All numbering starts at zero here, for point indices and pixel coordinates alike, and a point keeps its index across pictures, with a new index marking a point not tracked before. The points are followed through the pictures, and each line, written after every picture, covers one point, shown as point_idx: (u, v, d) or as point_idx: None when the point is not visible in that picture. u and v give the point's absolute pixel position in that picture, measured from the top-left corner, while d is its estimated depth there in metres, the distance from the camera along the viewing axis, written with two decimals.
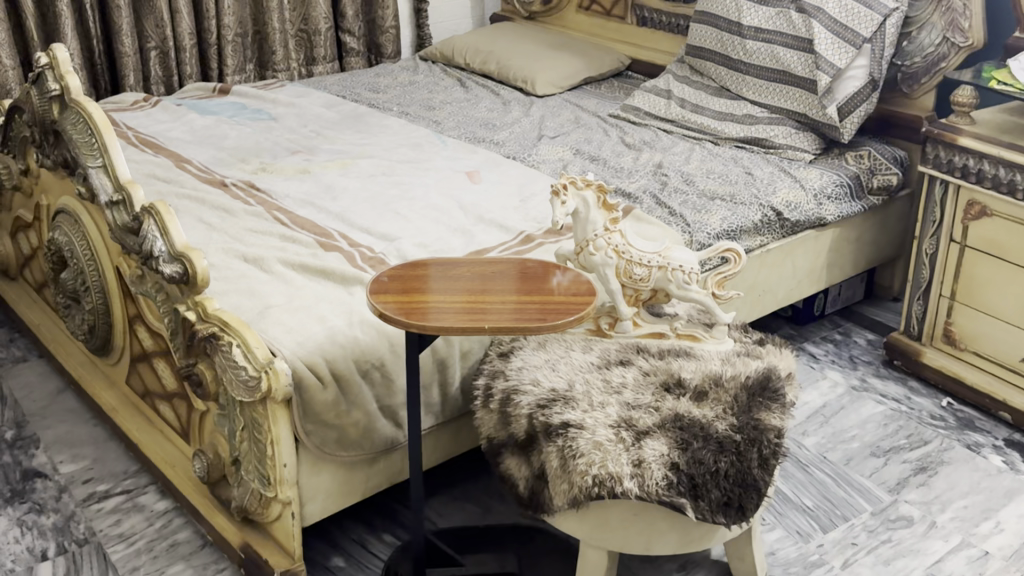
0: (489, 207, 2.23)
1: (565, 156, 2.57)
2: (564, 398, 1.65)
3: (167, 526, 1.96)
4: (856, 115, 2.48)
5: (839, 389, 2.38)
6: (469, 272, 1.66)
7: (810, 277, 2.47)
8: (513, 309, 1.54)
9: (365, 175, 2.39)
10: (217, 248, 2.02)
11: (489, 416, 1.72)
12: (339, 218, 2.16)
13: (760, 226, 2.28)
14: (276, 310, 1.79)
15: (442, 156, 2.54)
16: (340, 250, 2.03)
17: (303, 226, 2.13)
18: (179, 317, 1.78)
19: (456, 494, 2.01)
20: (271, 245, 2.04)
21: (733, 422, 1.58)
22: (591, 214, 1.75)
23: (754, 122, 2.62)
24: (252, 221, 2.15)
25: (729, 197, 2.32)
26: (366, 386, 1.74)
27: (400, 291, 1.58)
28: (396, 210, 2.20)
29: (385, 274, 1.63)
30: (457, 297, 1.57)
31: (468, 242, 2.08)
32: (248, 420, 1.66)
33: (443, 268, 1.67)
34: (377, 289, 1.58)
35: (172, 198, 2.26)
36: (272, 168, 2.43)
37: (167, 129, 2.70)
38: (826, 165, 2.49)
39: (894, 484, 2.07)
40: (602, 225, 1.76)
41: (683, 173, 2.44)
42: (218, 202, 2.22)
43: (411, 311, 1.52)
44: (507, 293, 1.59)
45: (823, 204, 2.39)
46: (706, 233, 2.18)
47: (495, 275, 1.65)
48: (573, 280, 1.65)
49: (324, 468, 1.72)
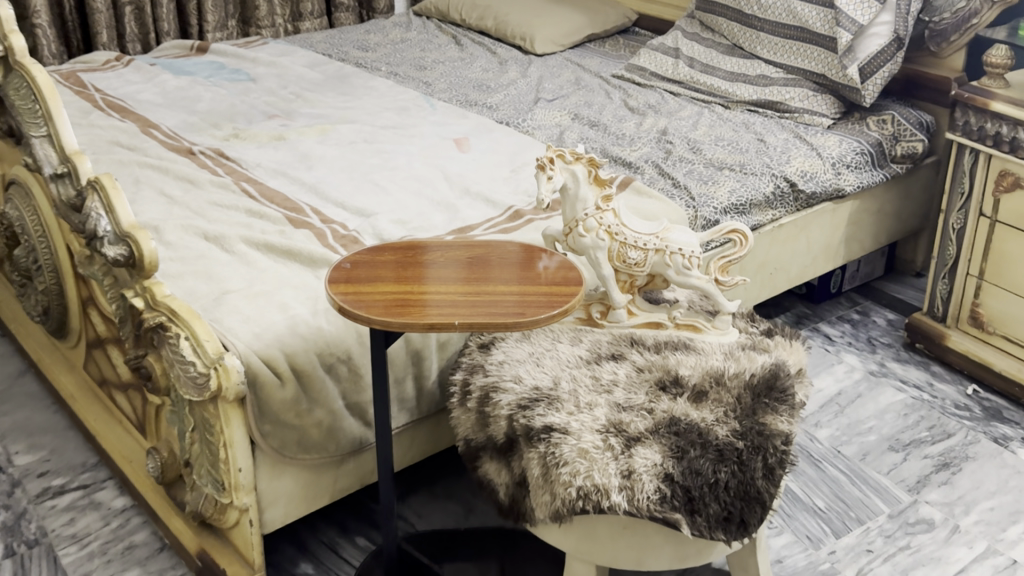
0: (476, 177, 2.05)
1: (563, 121, 2.38)
2: (548, 398, 1.48)
3: (124, 526, 1.82)
4: (880, 76, 2.27)
5: (855, 374, 2.21)
6: (444, 256, 1.48)
7: (827, 253, 2.28)
8: (490, 301, 1.37)
9: (345, 143, 2.22)
10: (176, 225, 1.85)
11: (466, 416, 1.55)
12: (313, 190, 1.99)
13: (772, 199, 2.10)
14: (234, 297, 1.63)
15: (430, 121, 2.35)
16: (310, 227, 1.86)
17: (272, 199, 1.96)
18: (127, 304, 1.63)
19: (438, 492, 1.86)
20: (235, 222, 1.87)
21: (735, 427, 1.41)
22: (581, 191, 1.57)
23: (769, 84, 2.42)
24: (218, 194, 1.98)
25: (739, 167, 2.13)
26: (332, 381, 1.58)
27: (365, 279, 1.40)
28: (376, 181, 2.02)
29: (349, 259, 1.45)
30: (430, 287, 1.39)
31: (450, 218, 1.90)
32: (199, 419, 1.51)
33: (413, 251, 1.50)
34: (339, 277, 1.41)
35: (135, 168, 2.09)
36: (245, 134, 2.26)
37: (138, 91, 2.53)
38: (847, 131, 2.30)
39: (914, 482, 1.90)
40: (593, 203, 1.59)
41: (689, 140, 2.26)
42: (183, 172, 2.05)
43: (377, 304, 1.34)
44: (484, 282, 1.42)
45: (841, 173, 2.20)
46: (712, 208, 2.00)
47: (472, 260, 1.48)
48: (560, 267, 1.48)
49: (286, 471, 1.57)
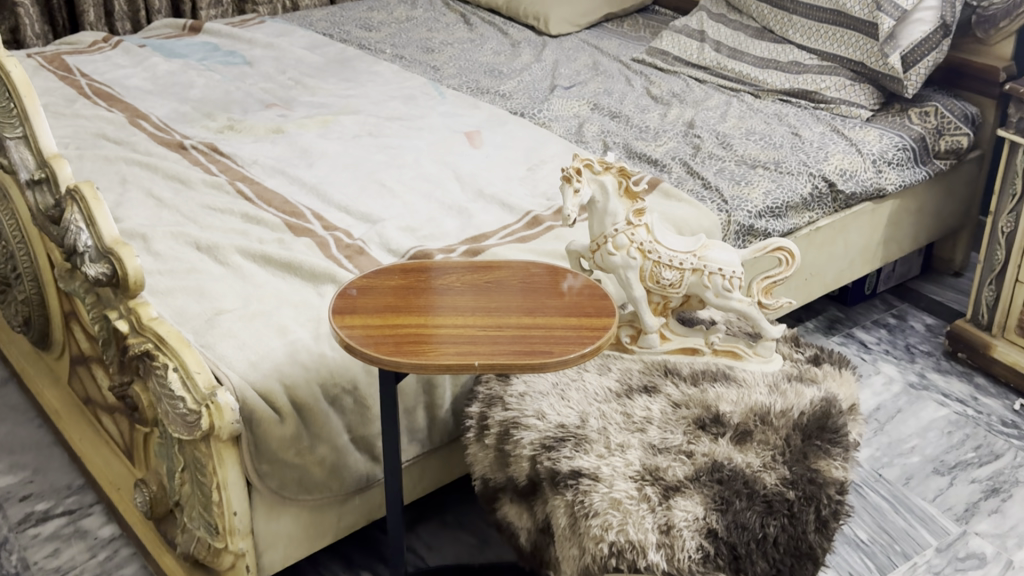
0: (490, 177, 1.89)
1: (582, 111, 2.22)
2: (576, 437, 1.34)
3: (113, 559, 1.68)
4: (923, 66, 2.11)
5: (894, 387, 2.06)
6: (459, 281, 1.34)
7: (864, 256, 2.13)
8: (510, 336, 1.22)
9: (348, 137, 2.06)
10: (165, 232, 1.70)
11: (484, 453, 1.41)
12: (314, 192, 1.84)
13: (809, 201, 1.94)
14: (228, 318, 1.48)
15: (439, 111, 2.19)
16: (311, 235, 1.71)
17: (271, 202, 1.81)
18: (111, 327, 1.48)
19: (449, 522, 1.72)
20: (230, 229, 1.72)
21: (785, 474, 1.27)
22: (610, 205, 1.43)
23: (802, 71, 2.26)
24: (211, 197, 1.83)
25: (774, 165, 1.98)
26: (337, 414, 1.43)
27: (372, 310, 1.26)
28: (382, 181, 1.87)
29: (353, 285, 1.31)
30: (443, 319, 1.25)
31: (463, 224, 1.75)
32: (190, 459, 1.37)
33: (425, 274, 1.35)
34: (342, 307, 1.26)
35: (122, 165, 1.94)
36: (241, 126, 2.10)
37: (126, 76, 2.37)
38: (887, 124, 2.14)
39: (962, 511, 1.76)
40: (624, 218, 1.44)
41: (718, 133, 2.10)
42: (173, 170, 1.90)
43: (384, 341, 1.20)
44: (503, 311, 1.27)
45: (882, 171, 2.04)
46: (746, 212, 1.85)
47: (491, 285, 1.33)
48: (587, 291, 1.33)
49: (286, 512, 1.43)
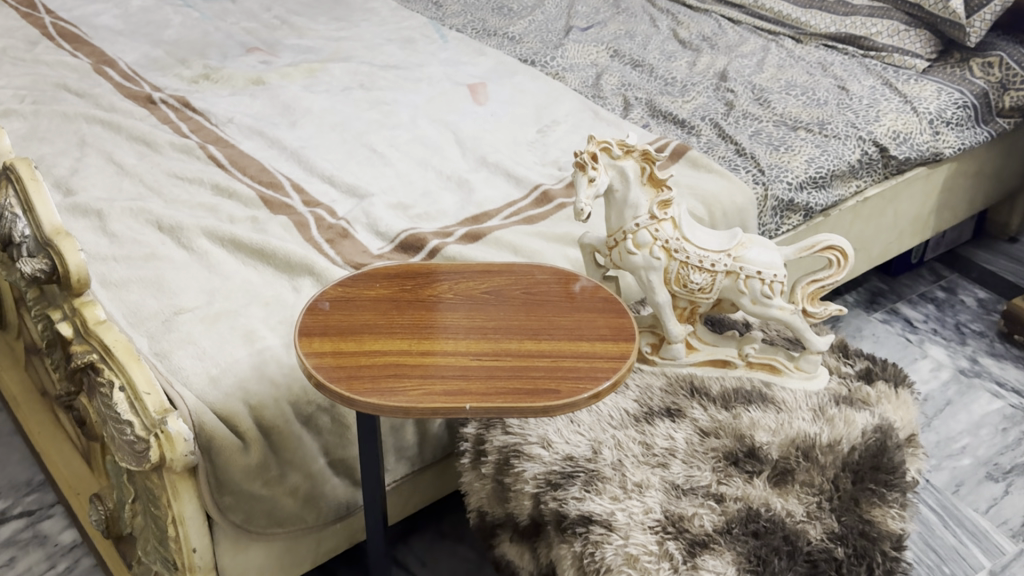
0: (494, 141, 1.67)
1: (600, 59, 1.98)
2: (586, 473, 1.14)
3: (72, 571, 1.52)
4: (989, 11, 1.84)
5: (943, 374, 1.86)
6: (452, 290, 1.13)
7: (914, 226, 1.91)
8: (512, 367, 1.02)
9: (336, 90, 1.84)
10: (124, 208, 1.50)
11: (481, 484, 1.22)
12: (295, 158, 1.63)
13: (857, 168, 1.72)
14: (188, 319, 1.29)
15: (439, 59, 1.97)
16: (289, 213, 1.50)
17: (246, 170, 1.60)
18: (55, 328, 1.29)
19: (446, 532, 1.54)
20: (198, 204, 1.52)
21: (832, 527, 1.08)
22: (631, 194, 1.22)
23: (850, 13, 2.01)
24: (180, 164, 1.62)
25: (817, 126, 1.75)
26: (312, 435, 1.25)
27: (347, 332, 1.06)
28: (372, 145, 1.65)
29: (326, 297, 1.11)
30: (432, 344, 1.05)
31: (463, 200, 1.54)
32: (141, 489, 1.18)
33: (410, 279, 1.15)
34: (311, 327, 1.06)
35: (81, 123, 1.72)
36: (217, 75, 1.88)
37: (95, 14, 2.14)
38: (945, 77, 1.90)
39: (1019, 526, 1.57)
40: (647, 211, 1.23)
41: (754, 86, 1.87)
42: (139, 130, 1.69)
43: (360, 375, 1.00)
44: (504, 334, 1.07)
45: (940, 132, 1.80)
46: (786, 184, 1.62)
47: (490, 295, 1.13)
48: (602, 304, 1.12)
49: (255, 544, 1.26)
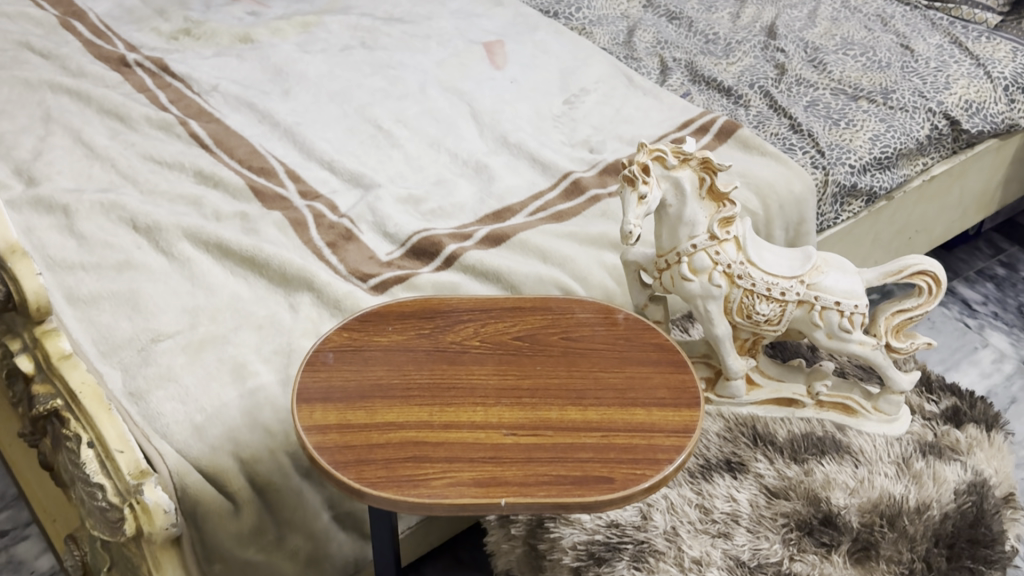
0: (515, 114, 1.48)
1: (631, 10, 1.78)
2: (635, 545, 0.98)
3: None
4: None
5: (1006, 366, 1.69)
6: (479, 336, 0.95)
7: (980, 202, 1.72)
8: (554, 445, 0.85)
9: (334, 50, 1.63)
10: (93, 202, 1.30)
11: (510, 546, 1.06)
12: (290, 137, 1.43)
13: (925, 145, 1.51)
14: (168, 349, 1.11)
15: (452, 11, 1.76)
16: (284, 208, 1.31)
17: (234, 152, 1.40)
18: (13, 359, 1.10)
19: (463, 559, 1.36)
20: (179, 196, 1.33)
21: None
22: (687, 210, 1.03)
23: None
24: (158, 144, 1.42)
25: (881, 96, 1.54)
26: (313, 488, 1.08)
27: (355, 396, 0.89)
28: (377, 120, 1.46)
29: (330, 348, 0.93)
30: (457, 413, 0.88)
31: (482, 190, 1.35)
32: (118, 557, 1.02)
33: (428, 322, 0.97)
34: (312, 391, 0.89)
35: (45, 92, 1.51)
36: (200, 31, 1.67)
37: None
38: (1018, 35, 1.69)
39: None
40: (706, 229, 1.03)
41: (807, 44, 1.68)
42: (111, 102, 1.48)
43: (372, 459, 0.83)
44: (543, 398, 0.89)
45: (1016, 101, 1.59)
46: (848, 167, 1.42)
47: (524, 343, 0.95)
48: (656, 353, 0.94)
49: None
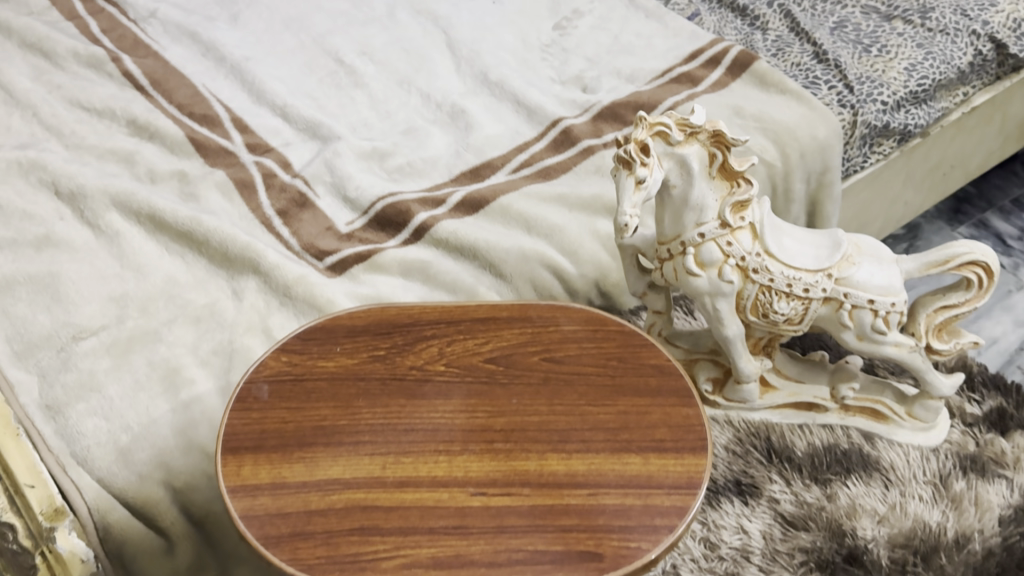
0: (496, 43, 1.29)
1: None
2: None
3: None
4: None
5: None
6: (444, 360, 0.80)
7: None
8: (530, 508, 0.70)
9: None
10: (10, 160, 1.13)
11: None
12: (239, 75, 1.25)
13: (968, 73, 1.31)
14: (90, 351, 0.96)
15: None
16: (229, 165, 1.14)
17: (174, 96, 1.22)
18: None
19: None
20: (109, 151, 1.15)
21: None
22: (694, 192, 0.85)
23: None
24: (88, 86, 1.24)
25: (918, 15, 1.33)
26: None
27: (292, 444, 0.74)
28: (339, 54, 1.28)
29: (265, 379, 0.78)
30: (415, 466, 0.73)
31: (457, 140, 1.17)
32: None
33: (385, 340, 0.81)
34: (242, 438, 0.74)
35: None
36: None
37: None
38: None
39: None
40: (716, 215, 0.86)
41: None
42: (34, 34, 1.29)
43: (310, 531, 0.68)
44: (519, 443, 0.74)
45: None
46: (879, 104, 1.22)
47: (497, 367, 0.79)
48: (654, 379, 0.79)
49: None
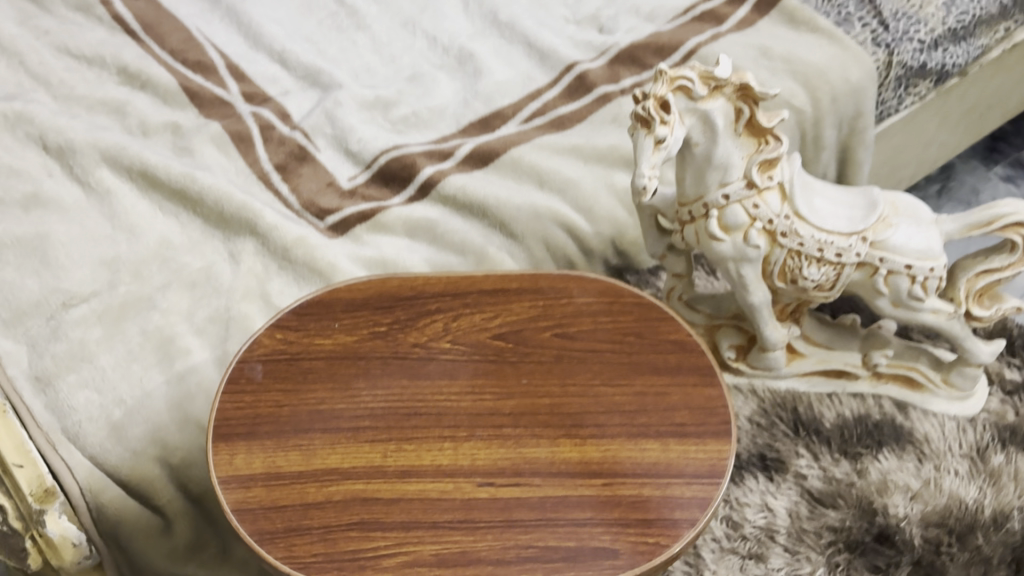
0: None
1: None
2: None
3: None
4: None
5: None
6: (450, 336, 0.75)
7: None
8: (542, 500, 0.66)
9: None
10: None
11: None
12: (237, 20, 1.19)
13: (1011, 7, 1.21)
14: (80, 319, 0.90)
15: None
16: (225, 116, 1.08)
17: (166, 41, 1.16)
18: None
19: None
20: (98, 102, 1.09)
21: None
22: (719, 150, 0.78)
23: None
24: (76, 31, 1.17)
25: None
26: None
27: (288, 430, 0.69)
28: None
29: (259, 359, 0.73)
30: (419, 454, 0.68)
31: (465, 87, 1.11)
32: None
33: (387, 314, 0.76)
34: (234, 425, 0.69)
35: None
36: None
37: None
38: None
39: None
40: (742, 175, 0.80)
41: None
42: None
43: (307, 526, 0.64)
44: (530, 429, 0.69)
45: None
46: (916, 43, 1.14)
47: (507, 345, 0.74)
48: (674, 357, 0.73)
49: None
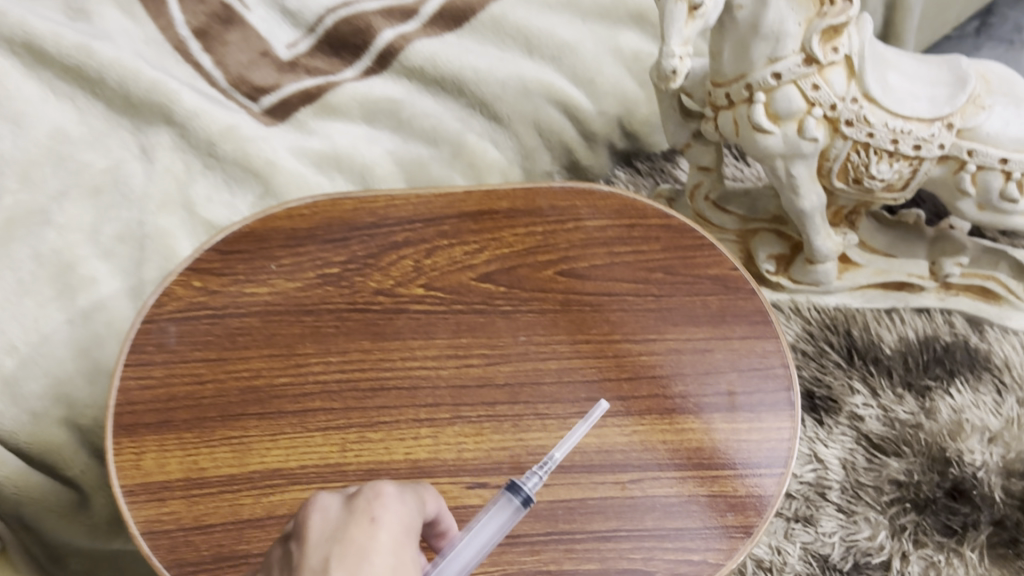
0: None
1: None
2: None
3: None
4: None
5: None
6: (423, 279, 0.58)
7: None
8: (550, 508, 0.50)
9: None
10: None
11: None
12: None
13: None
14: None
15: None
16: None
17: None
18: None
19: None
20: None
21: None
22: (768, 16, 0.59)
23: None
24: None
25: None
26: None
27: (212, 417, 0.52)
28: None
29: (170, 319, 0.56)
30: (387, 447, 0.52)
31: None
32: None
33: (337, 250, 0.59)
34: (142, 412, 0.52)
35: None
36: None
37: None
38: None
39: None
40: (798, 49, 0.60)
41: None
42: None
43: (243, 555, 0.48)
44: (533, 405, 0.53)
45: None
46: None
47: (499, 289, 0.57)
48: (716, 301, 0.57)
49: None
